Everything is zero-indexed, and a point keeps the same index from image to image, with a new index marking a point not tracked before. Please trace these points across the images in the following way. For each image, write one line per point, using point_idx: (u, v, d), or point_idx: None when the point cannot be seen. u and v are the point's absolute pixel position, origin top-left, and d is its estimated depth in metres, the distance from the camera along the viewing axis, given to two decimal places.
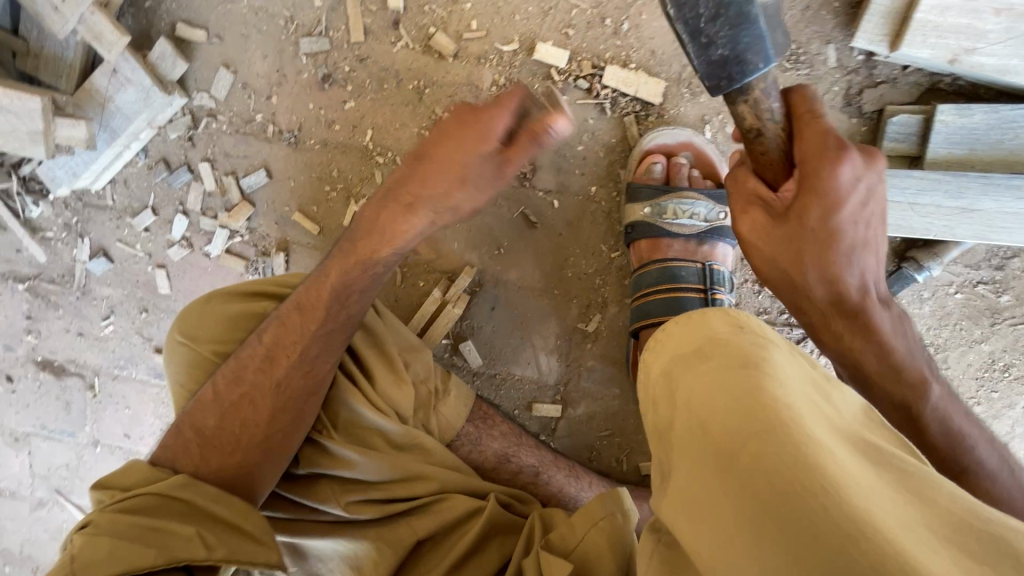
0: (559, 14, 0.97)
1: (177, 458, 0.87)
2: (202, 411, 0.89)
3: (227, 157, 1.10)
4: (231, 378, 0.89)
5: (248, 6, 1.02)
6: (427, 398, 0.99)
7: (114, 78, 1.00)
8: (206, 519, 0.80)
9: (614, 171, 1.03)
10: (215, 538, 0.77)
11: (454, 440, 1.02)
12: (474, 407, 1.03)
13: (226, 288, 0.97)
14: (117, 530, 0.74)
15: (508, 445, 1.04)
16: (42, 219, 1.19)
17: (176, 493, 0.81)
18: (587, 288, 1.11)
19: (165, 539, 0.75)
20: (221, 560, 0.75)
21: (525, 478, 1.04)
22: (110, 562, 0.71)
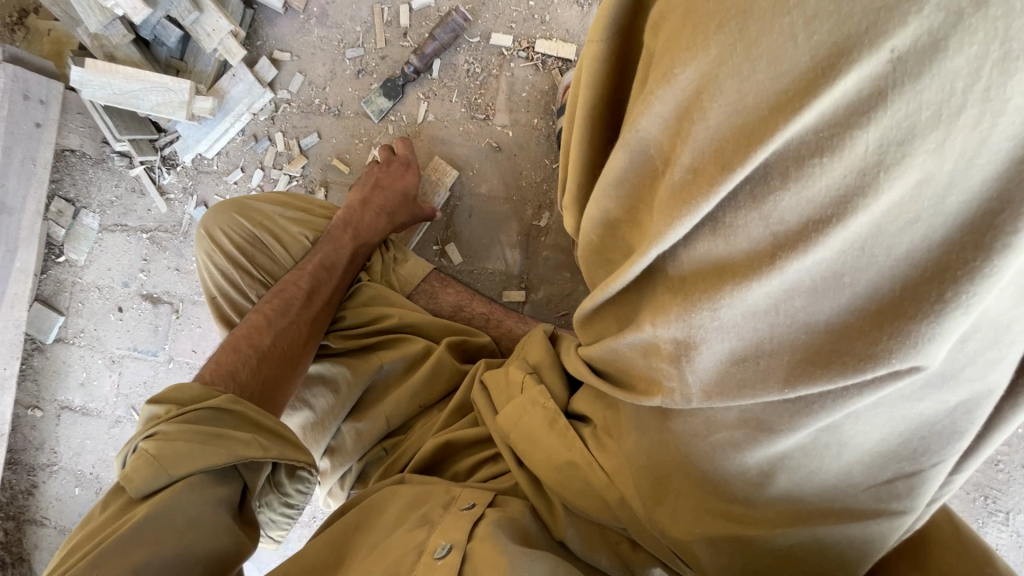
0: (506, 15, 1.51)
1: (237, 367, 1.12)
2: (251, 337, 1.18)
3: (294, 128, 1.64)
4: (269, 310, 1.22)
5: (316, 35, 1.63)
6: (387, 264, 1.41)
7: (232, 79, 1.60)
8: (255, 429, 1.03)
9: (549, 108, 1.49)
10: (265, 442, 1.02)
11: (414, 292, 1.40)
12: (428, 272, 1.41)
13: (239, 204, 1.36)
14: (190, 436, 0.95)
15: (461, 300, 1.39)
16: (169, 184, 1.74)
17: (228, 407, 1.02)
18: (538, 193, 1.49)
19: (225, 442, 0.97)
20: (276, 458, 1.01)
21: (477, 322, 1.36)
22: (190, 459, 0.92)
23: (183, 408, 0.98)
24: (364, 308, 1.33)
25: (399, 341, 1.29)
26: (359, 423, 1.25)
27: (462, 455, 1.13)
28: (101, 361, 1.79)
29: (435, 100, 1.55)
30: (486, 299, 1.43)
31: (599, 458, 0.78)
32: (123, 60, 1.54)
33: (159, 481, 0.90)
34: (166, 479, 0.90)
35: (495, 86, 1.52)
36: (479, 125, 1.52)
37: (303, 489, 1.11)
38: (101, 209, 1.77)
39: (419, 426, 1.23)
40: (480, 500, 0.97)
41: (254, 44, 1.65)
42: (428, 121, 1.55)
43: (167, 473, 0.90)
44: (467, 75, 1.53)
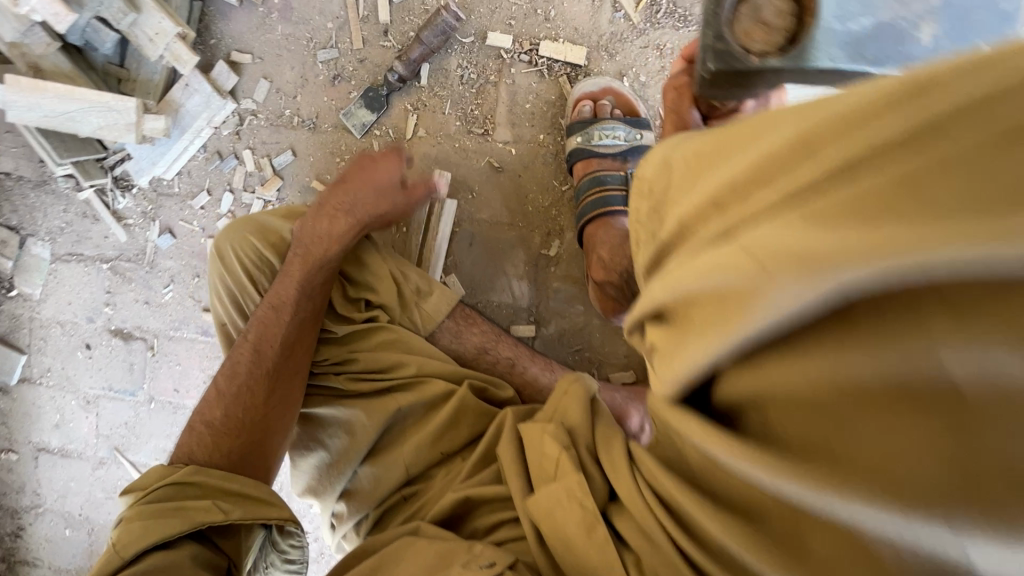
0: (503, 11, 1.30)
1: (191, 450, 1.07)
2: (209, 408, 1.12)
3: (264, 145, 1.44)
4: (229, 376, 1.14)
5: (280, 33, 1.41)
6: (411, 296, 1.23)
7: (186, 90, 1.38)
8: (220, 493, 0.99)
9: (556, 121, 1.31)
10: (228, 507, 0.97)
11: (435, 331, 1.24)
12: (454, 308, 1.26)
13: (244, 223, 1.21)
14: (149, 512, 0.93)
15: (485, 341, 1.26)
16: (126, 209, 1.54)
17: (191, 477, 0.99)
18: (546, 218, 1.34)
19: (185, 512, 0.94)
20: (243, 518, 0.97)
21: (502, 367, 1.24)
22: (145, 534, 0.89)
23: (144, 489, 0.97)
24: (378, 349, 1.19)
25: (420, 386, 1.17)
26: (376, 468, 1.14)
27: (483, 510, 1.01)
28: (75, 402, 1.66)
29: (425, 112, 1.36)
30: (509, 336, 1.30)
31: None
32: (51, 71, 1.29)
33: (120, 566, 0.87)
34: (126, 563, 0.87)
35: (494, 95, 1.33)
36: (477, 141, 1.35)
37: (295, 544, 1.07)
38: (51, 237, 1.57)
39: (441, 479, 1.11)
40: (500, 559, 0.85)
41: (208, 44, 1.43)
42: (418, 137, 1.36)
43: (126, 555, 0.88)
44: (460, 82, 1.34)
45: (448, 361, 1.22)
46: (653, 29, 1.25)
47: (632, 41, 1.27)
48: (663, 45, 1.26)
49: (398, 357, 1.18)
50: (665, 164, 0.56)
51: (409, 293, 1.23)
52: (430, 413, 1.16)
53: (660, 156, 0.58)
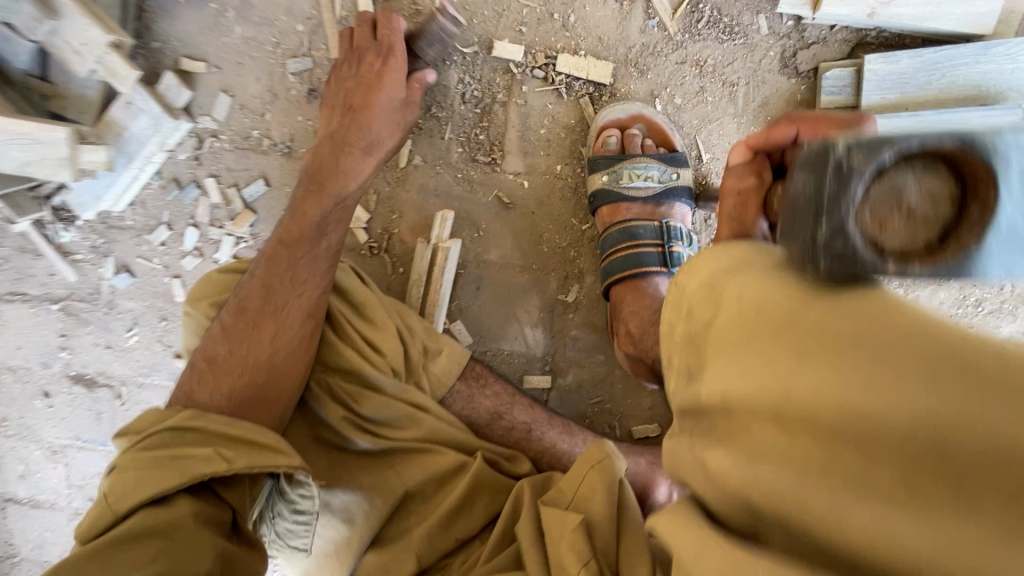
0: (511, 15, 1.09)
1: (193, 393, 0.83)
2: (212, 343, 0.86)
3: (230, 171, 1.23)
4: (234, 313, 0.88)
5: (240, 37, 1.18)
6: (416, 356, 1.00)
7: (129, 109, 1.14)
8: (224, 441, 0.80)
9: (576, 149, 1.13)
10: (235, 457, 0.78)
11: (446, 396, 1.03)
12: (466, 366, 1.04)
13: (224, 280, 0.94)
14: (142, 463, 0.74)
15: (500, 404, 1.06)
16: (72, 243, 1.33)
17: (190, 424, 0.80)
18: (564, 260, 1.18)
19: (182, 461, 0.76)
20: (247, 469, 0.77)
21: (518, 435, 1.05)
22: (137, 488, 0.72)
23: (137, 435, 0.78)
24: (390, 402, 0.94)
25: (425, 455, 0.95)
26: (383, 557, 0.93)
27: None
28: (39, 453, 1.50)
29: (420, 135, 1.16)
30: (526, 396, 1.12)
31: None
32: None
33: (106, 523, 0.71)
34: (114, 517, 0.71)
35: (502, 118, 1.13)
36: (483, 171, 1.16)
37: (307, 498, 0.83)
38: None
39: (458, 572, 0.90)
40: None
41: (151, 49, 1.19)
42: (413, 165, 1.16)
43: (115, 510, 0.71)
44: (462, 101, 1.13)
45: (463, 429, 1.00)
46: (691, 42, 1.06)
47: (666, 54, 1.07)
48: (702, 61, 1.07)
49: (397, 416, 0.94)
50: (709, 290, 0.51)
51: (416, 350, 0.99)
52: (441, 492, 0.95)
53: (702, 287, 0.52)
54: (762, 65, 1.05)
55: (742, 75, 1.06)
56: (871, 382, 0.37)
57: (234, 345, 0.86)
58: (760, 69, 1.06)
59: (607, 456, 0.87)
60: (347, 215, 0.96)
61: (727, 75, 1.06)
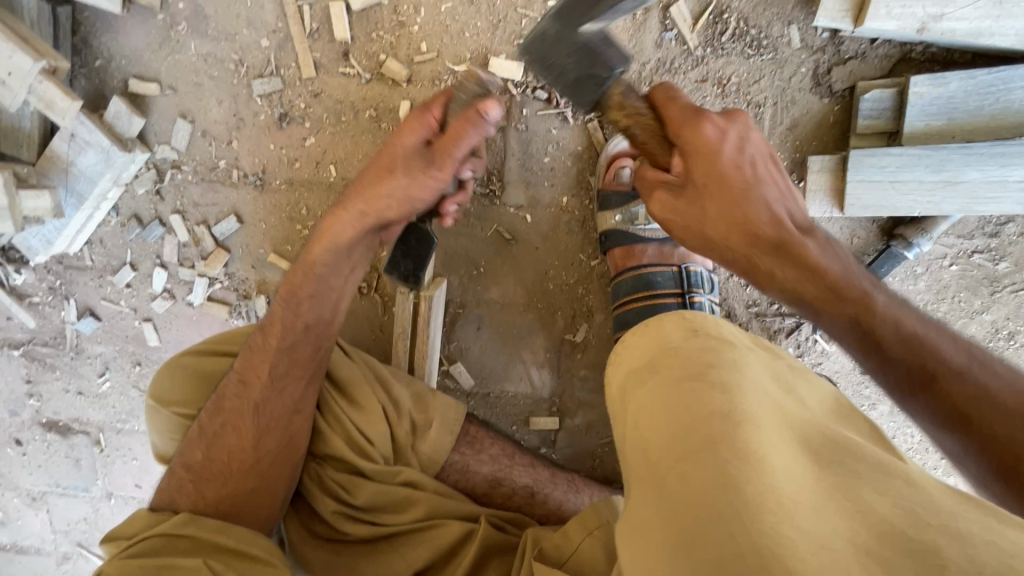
0: (509, 25, 0.95)
1: (173, 497, 0.87)
2: (189, 447, 0.89)
3: (197, 207, 1.09)
4: (210, 412, 0.90)
5: (196, 53, 1.00)
6: (403, 435, 0.96)
7: (74, 142, 0.99)
8: (211, 551, 0.79)
9: (584, 179, 1.01)
10: (227, 566, 0.76)
11: (441, 472, 0.99)
12: (460, 432, 1.00)
13: (184, 354, 0.95)
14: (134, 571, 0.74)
15: (500, 467, 1.02)
16: (27, 285, 1.20)
17: (181, 530, 0.81)
18: (571, 299, 1.10)
19: (168, 573, 0.74)
20: None
21: (521, 498, 1.01)
22: None
23: (130, 541, 0.79)
24: (388, 482, 0.92)
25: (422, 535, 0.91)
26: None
27: None
28: (18, 498, 1.42)
29: None
30: (528, 454, 1.07)
31: None
32: None
33: None
34: None
35: (501, 144, 1.01)
36: (481, 204, 1.05)
37: None
38: None
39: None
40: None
41: (92, 68, 1.02)
42: None
43: None
44: None
45: (465, 501, 0.97)
46: (713, 57, 0.93)
47: (685, 72, 0.94)
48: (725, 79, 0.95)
49: (383, 494, 0.91)
50: (648, 390, 0.55)
51: (400, 428, 0.97)
52: (449, 566, 0.90)
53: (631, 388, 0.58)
54: (791, 83, 0.94)
55: (770, 94, 0.95)
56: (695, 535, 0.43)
57: (209, 445, 0.88)
58: (789, 87, 0.94)
59: (607, 520, 0.81)
60: (331, 292, 0.90)
61: (752, 95, 0.95)
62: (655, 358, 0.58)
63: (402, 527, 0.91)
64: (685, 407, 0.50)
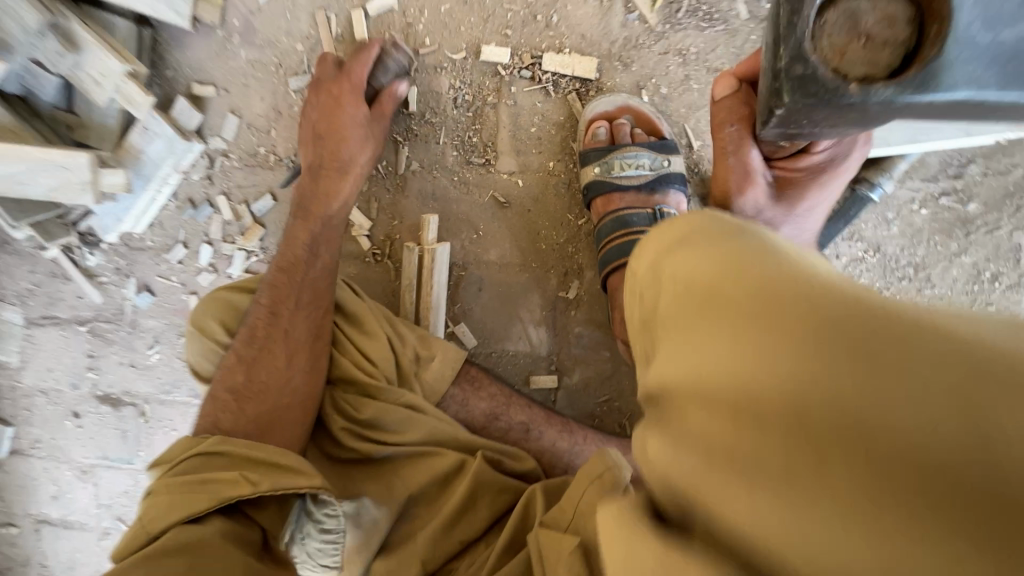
0: (497, 19, 1.13)
1: (216, 415, 0.97)
2: (229, 373, 1.01)
3: (240, 188, 1.28)
4: (246, 339, 1.03)
5: (245, 59, 1.23)
6: (408, 365, 1.07)
7: (145, 133, 1.20)
8: (246, 466, 0.88)
9: (567, 144, 1.15)
10: (259, 477, 0.86)
11: (441, 402, 1.09)
12: (460, 370, 1.10)
13: (221, 286, 1.10)
14: (179, 485, 0.83)
15: (496, 404, 1.11)
16: (98, 266, 1.40)
17: (218, 447, 0.90)
18: (562, 257, 1.19)
19: (210, 485, 0.83)
20: (269, 491, 0.84)
21: (515, 434, 1.09)
22: (169, 511, 0.80)
23: (172, 462, 0.89)
24: (392, 406, 1.01)
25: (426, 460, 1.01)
26: (391, 562, 0.95)
27: None
28: (70, 472, 1.55)
29: (416, 142, 1.19)
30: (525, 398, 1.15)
31: None
32: None
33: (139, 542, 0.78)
34: (147, 537, 0.78)
35: (494, 119, 1.16)
36: (478, 172, 1.19)
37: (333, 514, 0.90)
38: (21, 300, 1.45)
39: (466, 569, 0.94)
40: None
41: (164, 77, 1.25)
42: (412, 171, 1.20)
43: (147, 532, 0.79)
44: (455, 105, 1.17)
45: (464, 428, 1.06)
46: (672, 32, 1.08)
47: (649, 46, 1.09)
48: (685, 49, 1.09)
49: (393, 424, 1.01)
50: (726, 303, 0.41)
51: (408, 360, 1.07)
52: (445, 493, 1.00)
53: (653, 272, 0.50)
54: (743, 49, 1.07)
55: (726, 60, 1.08)
56: (839, 366, 0.34)
57: (250, 366, 1.00)
58: (742, 53, 1.07)
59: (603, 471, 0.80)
60: (334, 235, 1.10)
61: (710, 62, 1.08)
62: (678, 236, 0.50)
63: (409, 449, 1.00)
64: (827, 335, 0.35)
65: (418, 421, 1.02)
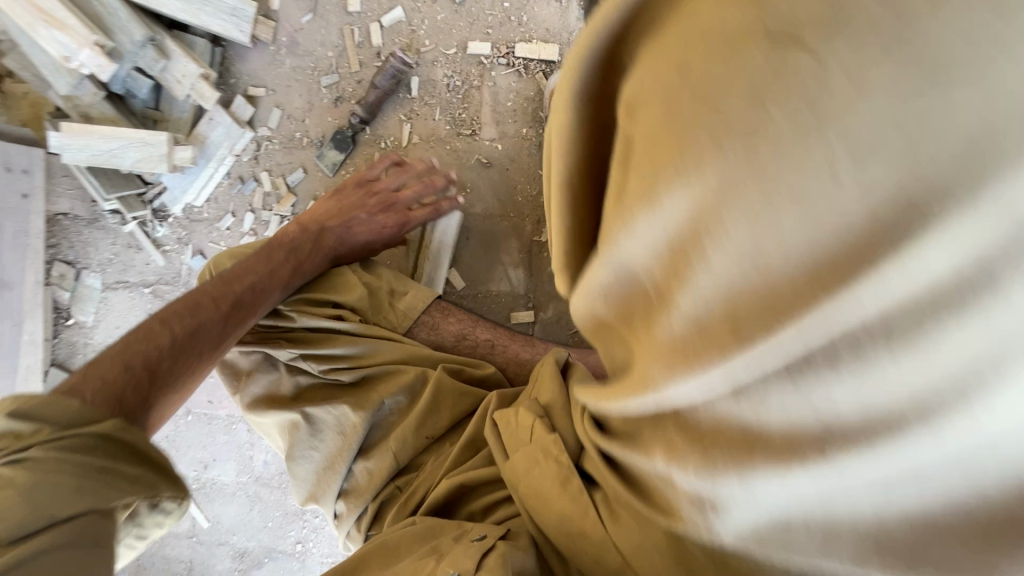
0: (481, 20, 1.43)
1: (127, 387, 0.87)
2: (140, 350, 0.93)
3: (279, 166, 1.60)
4: (178, 320, 1.02)
5: (289, 66, 1.57)
6: (384, 296, 1.31)
7: (210, 123, 1.56)
8: (142, 459, 0.81)
9: (537, 114, 1.42)
10: (159, 481, 0.81)
11: (412, 327, 1.30)
12: (430, 302, 1.33)
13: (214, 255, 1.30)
14: (68, 470, 0.71)
15: (465, 326, 1.33)
16: (164, 237, 1.70)
17: (118, 433, 0.79)
18: (536, 207, 1.42)
19: (107, 479, 0.74)
20: (166, 498, 0.81)
21: (482, 349, 1.31)
22: (66, 502, 0.70)
23: (51, 432, 0.73)
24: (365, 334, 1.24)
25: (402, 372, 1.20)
26: (369, 461, 1.17)
27: (478, 495, 1.08)
28: None
29: (418, 119, 1.48)
30: (490, 323, 1.38)
31: (612, 532, 0.73)
32: (99, 118, 1.50)
33: (16, 533, 0.66)
34: (32, 529, 0.67)
35: (479, 98, 1.44)
36: (465, 141, 1.45)
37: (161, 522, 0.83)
38: (101, 268, 1.73)
39: (431, 461, 1.17)
40: (493, 531, 0.95)
41: (228, 83, 1.59)
42: (413, 143, 1.47)
43: (36, 520, 0.67)
44: (447, 89, 1.45)
45: (426, 350, 1.27)
46: None
47: None
48: None
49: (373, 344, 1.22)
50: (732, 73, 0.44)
51: (383, 295, 1.31)
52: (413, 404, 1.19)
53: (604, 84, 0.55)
54: None
55: None
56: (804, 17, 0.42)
57: (179, 350, 0.98)
58: None
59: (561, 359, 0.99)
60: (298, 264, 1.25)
61: None
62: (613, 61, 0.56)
63: (381, 367, 1.20)
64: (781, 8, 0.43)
65: (394, 343, 1.24)
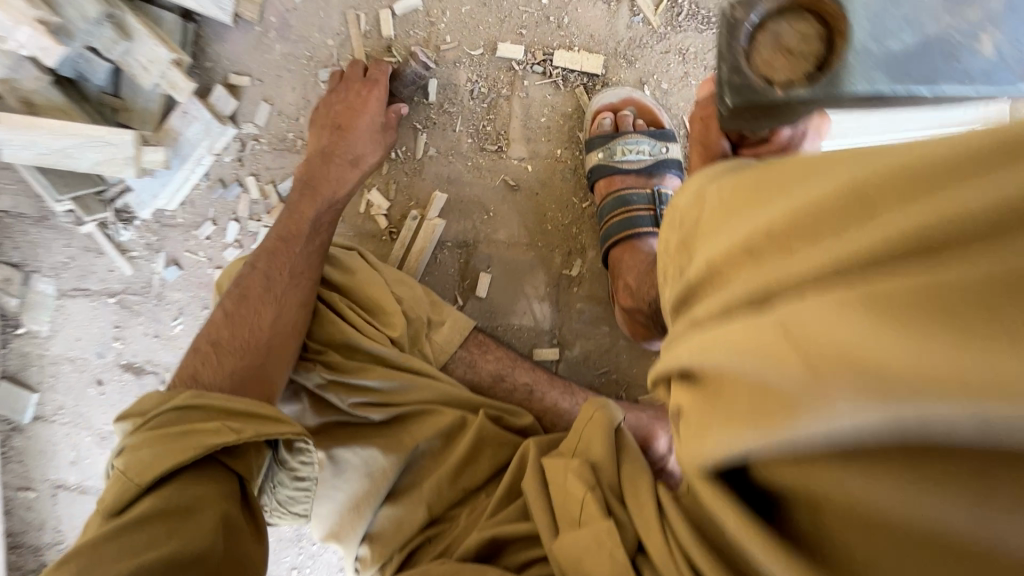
0: (514, 19, 1.24)
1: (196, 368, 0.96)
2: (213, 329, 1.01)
3: (269, 170, 1.39)
4: (236, 299, 1.04)
5: (281, 53, 1.34)
6: (421, 326, 1.18)
7: (184, 116, 1.31)
8: (230, 416, 0.88)
9: (574, 134, 1.28)
10: (242, 426, 0.87)
11: (449, 362, 1.20)
12: (469, 336, 1.22)
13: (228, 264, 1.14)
14: (156, 440, 0.81)
15: (503, 366, 1.23)
16: (129, 241, 1.48)
17: (193, 402, 0.87)
18: (566, 237, 1.30)
19: (196, 436, 0.83)
20: (252, 437, 0.86)
21: (520, 395, 1.21)
22: (160, 461, 0.79)
23: (141, 422, 0.85)
24: (398, 369, 1.11)
25: (430, 414, 1.11)
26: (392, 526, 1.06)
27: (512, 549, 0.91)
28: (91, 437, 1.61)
29: (434, 130, 1.28)
30: (528, 363, 1.27)
31: None
32: (43, 106, 1.22)
33: (133, 493, 0.77)
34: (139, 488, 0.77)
35: (507, 109, 1.27)
36: (491, 158, 1.28)
37: (306, 463, 0.93)
38: (55, 272, 1.50)
39: (465, 513, 1.02)
40: None
41: (204, 67, 1.34)
42: (429, 156, 1.28)
43: (139, 481, 0.78)
44: (472, 97, 1.27)
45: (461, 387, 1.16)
46: (673, 34, 1.23)
47: (652, 46, 1.24)
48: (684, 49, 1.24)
49: (407, 381, 1.10)
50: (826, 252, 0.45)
51: (421, 326, 1.18)
52: (449, 446, 1.09)
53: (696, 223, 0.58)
54: None
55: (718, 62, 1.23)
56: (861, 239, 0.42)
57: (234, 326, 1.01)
58: None
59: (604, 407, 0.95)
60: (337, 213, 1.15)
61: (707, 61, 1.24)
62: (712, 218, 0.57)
63: (417, 408, 1.10)
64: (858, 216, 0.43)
65: (429, 380, 1.12)
